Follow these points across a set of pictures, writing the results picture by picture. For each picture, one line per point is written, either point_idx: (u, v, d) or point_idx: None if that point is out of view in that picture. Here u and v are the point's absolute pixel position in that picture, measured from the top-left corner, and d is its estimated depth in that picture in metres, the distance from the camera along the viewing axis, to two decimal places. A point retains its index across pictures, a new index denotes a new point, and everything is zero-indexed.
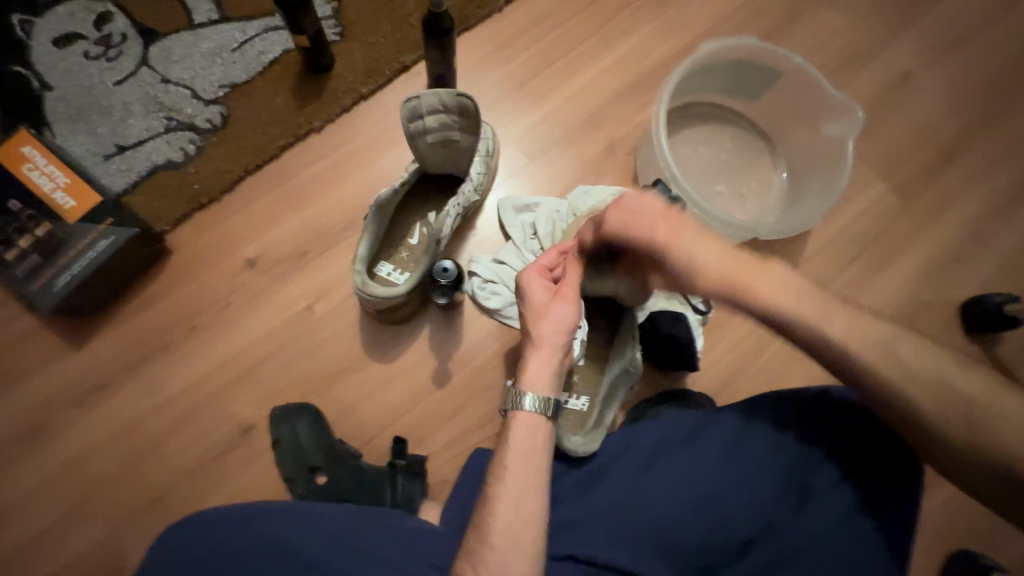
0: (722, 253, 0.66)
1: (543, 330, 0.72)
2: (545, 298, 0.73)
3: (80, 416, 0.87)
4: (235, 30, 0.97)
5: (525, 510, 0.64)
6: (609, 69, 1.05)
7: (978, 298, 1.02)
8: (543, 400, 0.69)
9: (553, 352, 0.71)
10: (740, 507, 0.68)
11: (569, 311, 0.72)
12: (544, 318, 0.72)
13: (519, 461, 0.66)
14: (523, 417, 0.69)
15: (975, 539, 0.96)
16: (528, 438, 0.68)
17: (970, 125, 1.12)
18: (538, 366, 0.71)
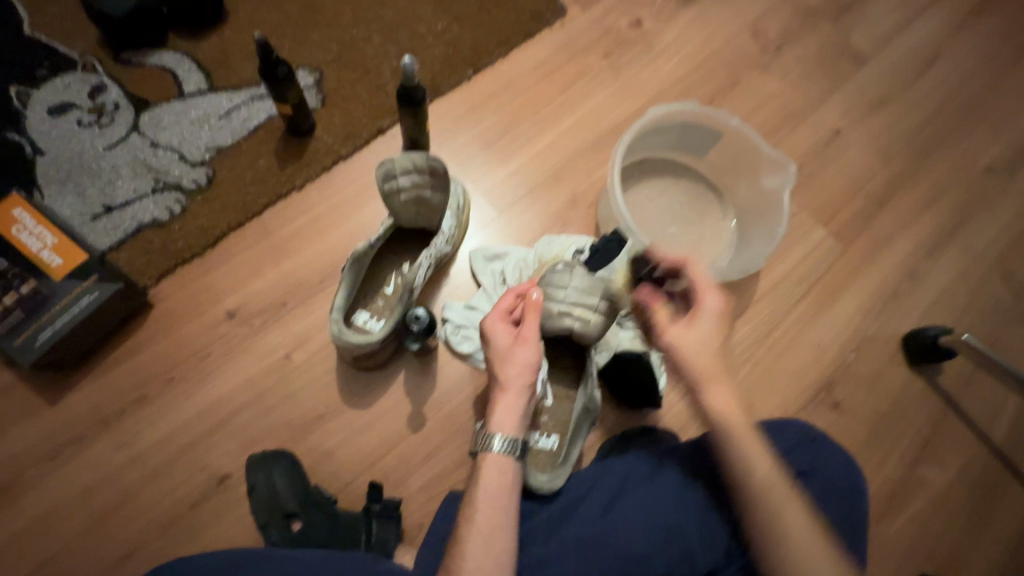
0: (717, 334, 0.74)
1: (507, 372, 0.76)
2: (508, 341, 0.78)
3: (51, 472, 0.87)
4: (222, 99, 1.05)
5: (496, 544, 0.66)
6: (571, 129, 1.16)
7: (917, 332, 1.10)
8: (510, 440, 0.73)
9: (518, 393, 0.75)
10: (699, 541, 0.74)
11: (529, 353, 0.77)
12: (507, 361, 0.76)
13: (488, 500, 0.69)
14: (492, 458, 0.72)
15: (934, 564, 1.00)
16: (498, 477, 0.71)
17: (896, 175, 1.24)
18: (504, 408, 0.75)
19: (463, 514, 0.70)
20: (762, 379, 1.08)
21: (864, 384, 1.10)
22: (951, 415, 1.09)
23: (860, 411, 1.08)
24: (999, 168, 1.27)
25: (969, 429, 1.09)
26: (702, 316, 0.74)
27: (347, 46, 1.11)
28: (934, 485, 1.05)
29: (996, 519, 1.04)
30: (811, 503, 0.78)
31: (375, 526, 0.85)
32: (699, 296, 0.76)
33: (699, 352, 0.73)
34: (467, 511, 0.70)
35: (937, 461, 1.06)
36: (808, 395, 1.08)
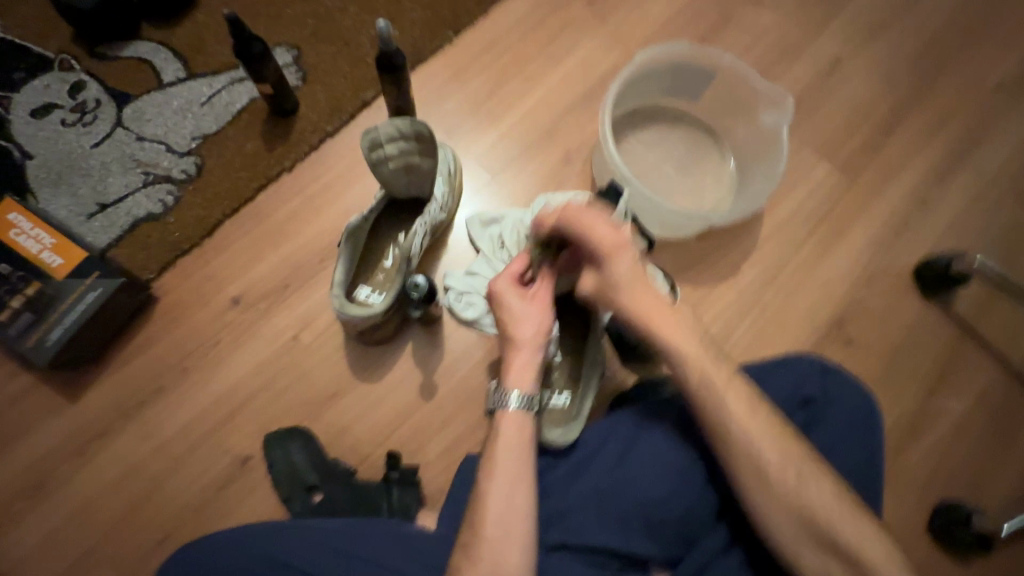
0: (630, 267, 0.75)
1: (523, 331, 0.77)
2: (521, 302, 0.79)
3: (80, 467, 0.90)
4: (202, 86, 1.03)
5: (518, 502, 0.67)
6: (559, 84, 1.12)
7: (930, 260, 1.07)
8: (529, 398, 0.74)
9: (535, 351, 0.77)
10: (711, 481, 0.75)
11: (544, 313, 0.79)
12: (521, 321, 0.77)
13: (507, 456, 0.70)
14: (510, 415, 0.73)
15: (959, 490, 1.00)
16: (520, 433, 0.72)
17: (901, 101, 1.19)
18: (521, 366, 0.76)
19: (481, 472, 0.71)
20: (772, 323, 1.07)
21: (877, 318, 1.08)
22: (970, 341, 1.08)
23: (875, 345, 1.07)
24: (1009, 85, 1.21)
25: (989, 355, 1.07)
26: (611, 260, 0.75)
27: (323, 19, 1.08)
28: (953, 413, 1.04)
29: (1019, 441, 1.03)
30: (838, 431, 0.79)
31: (395, 493, 0.86)
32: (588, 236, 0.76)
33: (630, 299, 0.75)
34: (485, 468, 0.70)
35: (956, 389, 1.05)
36: (820, 334, 1.07)
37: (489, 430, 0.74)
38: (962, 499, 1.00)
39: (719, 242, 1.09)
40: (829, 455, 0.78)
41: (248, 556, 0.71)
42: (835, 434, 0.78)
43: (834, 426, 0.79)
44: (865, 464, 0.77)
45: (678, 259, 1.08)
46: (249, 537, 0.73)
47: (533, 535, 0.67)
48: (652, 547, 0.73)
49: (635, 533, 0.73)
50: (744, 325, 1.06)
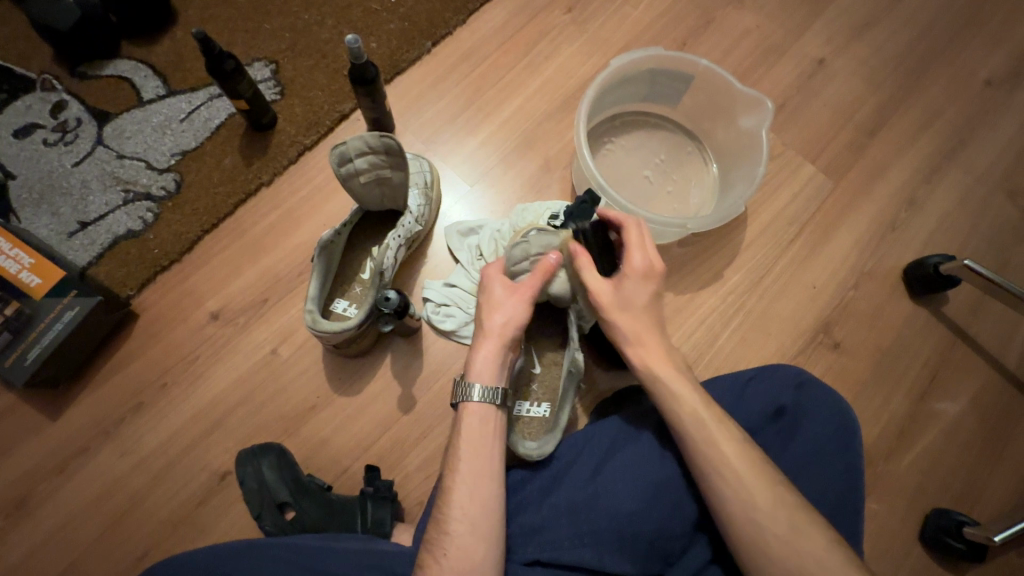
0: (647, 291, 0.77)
1: (493, 321, 0.75)
2: (504, 291, 0.77)
3: (61, 483, 0.90)
4: (181, 102, 1.04)
5: (484, 503, 0.67)
6: (538, 91, 1.12)
7: (918, 262, 1.05)
8: (492, 390, 0.72)
9: (503, 344, 0.74)
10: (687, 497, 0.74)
11: (521, 307, 0.76)
12: (496, 310, 0.75)
13: (473, 457, 0.69)
14: (472, 405, 0.71)
15: (950, 498, 0.98)
16: (480, 428, 0.70)
17: (887, 100, 1.17)
18: (486, 356, 0.73)
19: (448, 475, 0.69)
20: (757, 328, 1.05)
21: (864, 322, 1.06)
22: (961, 345, 1.05)
23: (863, 349, 1.05)
24: (1000, 81, 1.19)
25: (981, 358, 1.05)
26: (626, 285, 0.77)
27: (300, 33, 1.08)
28: (944, 418, 1.02)
29: (1013, 446, 1.00)
30: (817, 443, 0.77)
31: (371, 508, 0.85)
32: (628, 256, 0.78)
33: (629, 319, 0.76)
34: (452, 470, 0.69)
35: (947, 393, 1.03)
36: (806, 339, 1.05)
37: (454, 423, 0.72)
38: (955, 506, 0.98)
39: (701, 248, 1.08)
40: (809, 467, 0.76)
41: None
42: (815, 446, 0.77)
43: (813, 438, 0.77)
44: (845, 477, 0.76)
45: None
46: (220, 557, 0.73)
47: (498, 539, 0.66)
48: (625, 565, 0.72)
49: (609, 548, 0.72)
50: (727, 331, 1.05)
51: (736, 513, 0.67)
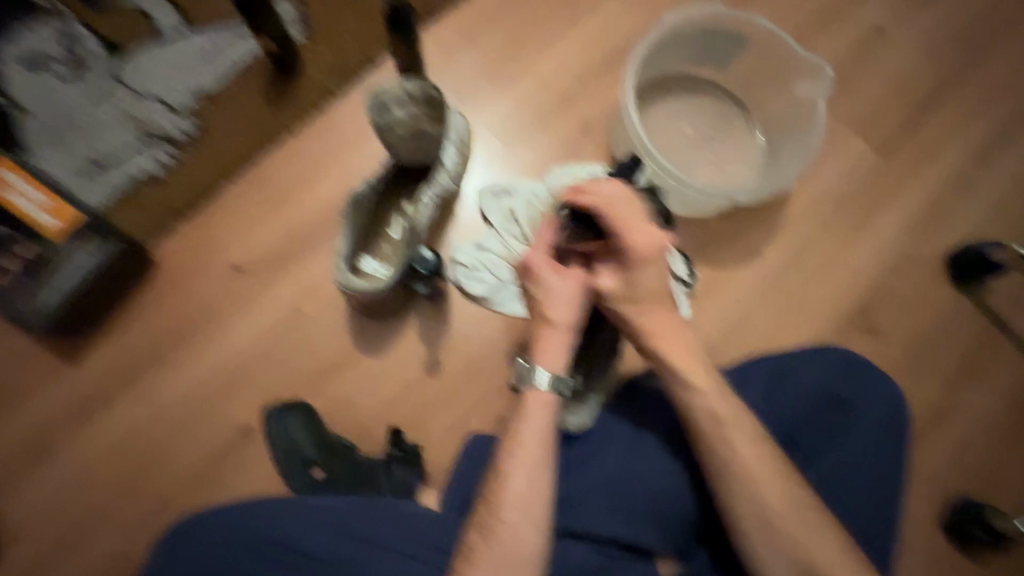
0: (656, 274, 0.72)
1: (558, 309, 0.72)
2: (556, 277, 0.72)
3: (81, 432, 0.89)
4: (203, 40, 0.98)
5: (537, 483, 0.65)
6: (580, 47, 1.05)
7: (965, 248, 1.02)
8: (558, 377, 0.71)
9: (569, 331, 0.72)
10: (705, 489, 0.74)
11: (582, 291, 0.73)
12: (558, 298, 0.71)
13: (533, 437, 0.68)
14: (539, 393, 0.70)
15: (975, 489, 0.97)
16: (547, 413, 0.69)
17: (946, 75, 1.11)
18: (555, 346, 0.71)
19: (504, 453, 0.68)
20: (793, 308, 1.02)
21: (904, 308, 1.03)
22: (1001, 336, 1.02)
23: (899, 336, 1.02)
24: None
25: (1020, 350, 1.02)
26: (641, 268, 0.71)
27: None
28: (976, 408, 1.00)
29: None
30: (860, 429, 0.76)
31: (397, 470, 0.85)
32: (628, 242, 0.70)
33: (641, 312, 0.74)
34: (510, 447, 0.68)
35: (981, 384, 1.01)
36: (843, 322, 1.02)
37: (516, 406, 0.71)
38: (979, 496, 0.97)
39: (741, 223, 1.04)
40: (851, 453, 0.75)
41: (245, 538, 0.71)
42: (858, 433, 0.75)
43: (856, 425, 0.76)
44: (885, 464, 0.75)
45: (696, 239, 1.03)
46: (243, 517, 0.72)
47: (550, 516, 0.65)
48: (658, 538, 0.72)
49: (641, 525, 0.71)
50: (763, 311, 1.01)
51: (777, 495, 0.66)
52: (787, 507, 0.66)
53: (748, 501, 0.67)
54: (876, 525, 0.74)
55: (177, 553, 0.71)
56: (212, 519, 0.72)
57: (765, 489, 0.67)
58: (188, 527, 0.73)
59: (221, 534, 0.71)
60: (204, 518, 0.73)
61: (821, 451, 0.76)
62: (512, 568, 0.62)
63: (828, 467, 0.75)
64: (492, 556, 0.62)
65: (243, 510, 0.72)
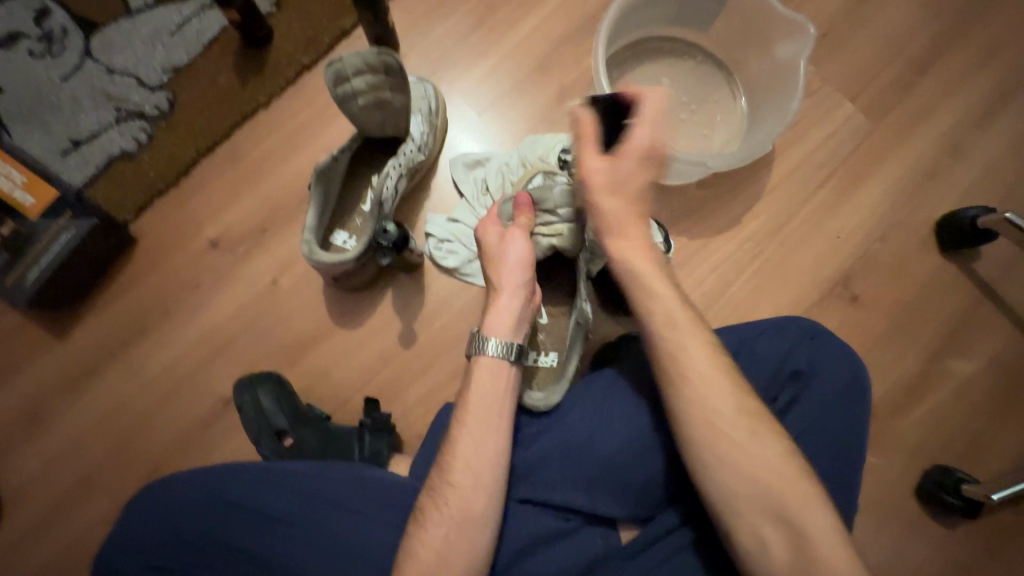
0: (642, 174, 0.71)
1: (502, 274, 0.74)
2: (498, 241, 0.76)
3: (71, 402, 0.92)
4: (172, 13, 0.97)
5: (487, 450, 0.67)
6: (558, 9, 1.02)
7: (954, 213, 0.99)
8: (505, 343, 0.71)
9: (514, 295, 0.74)
10: (672, 455, 0.73)
11: (525, 253, 0.74)
12: (501, 264, 0.74)
13: (481, 399, 0.69)
14: (484, 360, 0.71)
15: (952, 457, 0.97)
16: (492, 379, 0.71)
17: (945, 31, 1.06)
18: (500, 310, 0.73)
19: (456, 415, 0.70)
20: (773, 277, 1.00)
21: (888, 274, 1.01)
22: (988, 304, 1.00)
23: (881, 303, 1.01)
24: None
25: (1007, 319, 1.00)
26: (630, 159, 0.70)
27: None
28: (957, 377, 0.99)
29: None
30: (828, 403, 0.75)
31: (368, 438, 0.86)
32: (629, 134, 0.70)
33: (610, 201, 0.72)
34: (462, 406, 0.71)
35: (965, 350, 1.00)
36: (824, 291, 1.01)
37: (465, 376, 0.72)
38: (955, 463, 0.96)
39: (721, 191, 1.02)
40: (815, 425, 0.75)
41: (215, 501, 0.73)
42: (823, 405, 0.75)
43: (822, 398, 0.76)
44: (849, 436, 0.75)
45: (673, 208, 1.01)
46: (214, 481, 0.75)
47: (501, 484, 0.67)
48: (616, 508, 0.74)
49: (597, 490, 0.73)
50: (742, 279, 1.00)
51: (740, 468, 0.64)
52: (767, 476, 0.63)
53: (724, 471, 0.64)
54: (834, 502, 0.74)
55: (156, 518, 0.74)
56: (184, 486, 0.75)
57: (733, 458, 0.64)
58: (162, 490, 0.76)
59: (195, 500, 0.74)
60: (180, 481, 0.76)
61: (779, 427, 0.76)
62: (461, 528, 0.64)
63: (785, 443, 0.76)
64: (443, 510, 0.65)
65: (219, 473, 0.75)
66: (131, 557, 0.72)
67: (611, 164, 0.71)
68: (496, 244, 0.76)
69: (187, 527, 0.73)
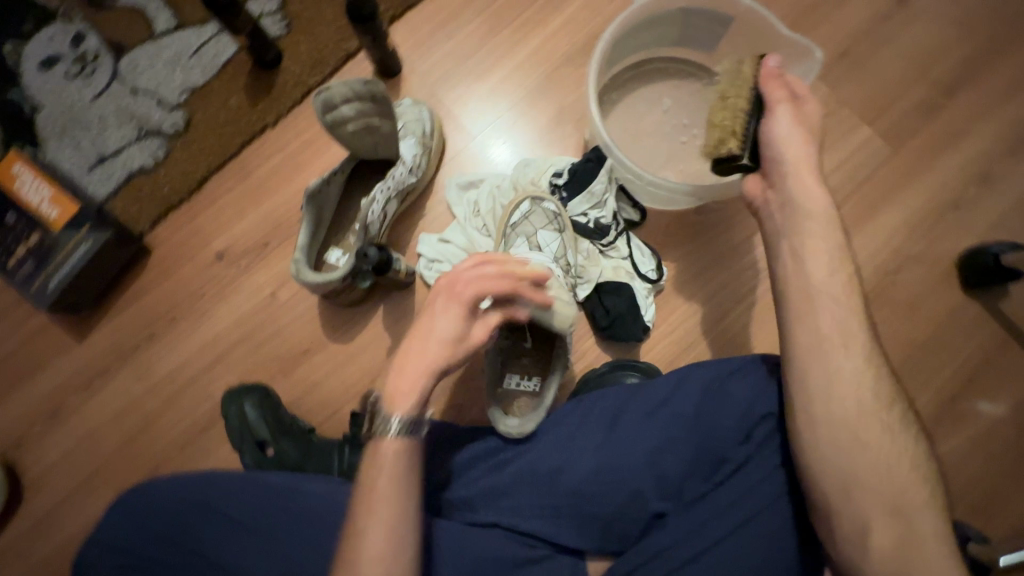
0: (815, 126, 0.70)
1: (424, 349, 0.65)
2: (437, 308, 0.67)
3: (86, 399, 0.99)
4: (191, 36, 1.03)
5: (401, 537, 0.62)
6: (561, 31, 1.02)
7: (977, 248, 0.92)
8: (406, 431, 0.64)
9: (428, 375, 0.65)
10: (638, 490, 0.70)
11: (456, 333, 0.66)
12: (429, 336, 0.66)
13: (391, 489, 0.63)
14: (382, 443, 0.64)
15: (965, 509, 0.90)
16: (395, 468, 0.64)
17: (975, 53, 0.99)
18: (409, 388, 0.65)
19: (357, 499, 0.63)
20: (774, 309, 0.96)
21: (902, 310, 0.95)
22: (1012, 347, 0.93)
23: (893, 341, 0.95)
24: None
25: None
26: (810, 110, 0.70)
27: None
28: (974, 424, 0.92)
29: None
30: None
31: (347, 451, 0.88)
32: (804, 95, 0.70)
33: (797, 141, 0.68)
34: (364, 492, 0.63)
35: (985, 396, 0.93)
36: None
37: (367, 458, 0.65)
38: (967, 517, 0.90)
39: (725, 215, 0.98)
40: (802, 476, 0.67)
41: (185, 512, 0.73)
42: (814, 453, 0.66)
43: None
44: None
45: (670, 233, 0.98)
46: (183, 494, 0.74)
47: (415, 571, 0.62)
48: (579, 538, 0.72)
49: (558, 520, 0.72)
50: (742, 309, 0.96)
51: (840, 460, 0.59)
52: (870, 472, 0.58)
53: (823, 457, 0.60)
54: (797, 567, 0.64)
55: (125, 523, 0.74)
56: (154, 493, 0.74)
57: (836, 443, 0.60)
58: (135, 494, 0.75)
59: (163, 509, 0.73)
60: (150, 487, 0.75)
61: (741, 473, 0.67)
62: None
63: (740, 491, 0.67)
64: None
65: (189, 478, 0.74)
66: (102, 554, 0.73)
67: (802, 116, 0.69)
68: (434, 312, 0.67)
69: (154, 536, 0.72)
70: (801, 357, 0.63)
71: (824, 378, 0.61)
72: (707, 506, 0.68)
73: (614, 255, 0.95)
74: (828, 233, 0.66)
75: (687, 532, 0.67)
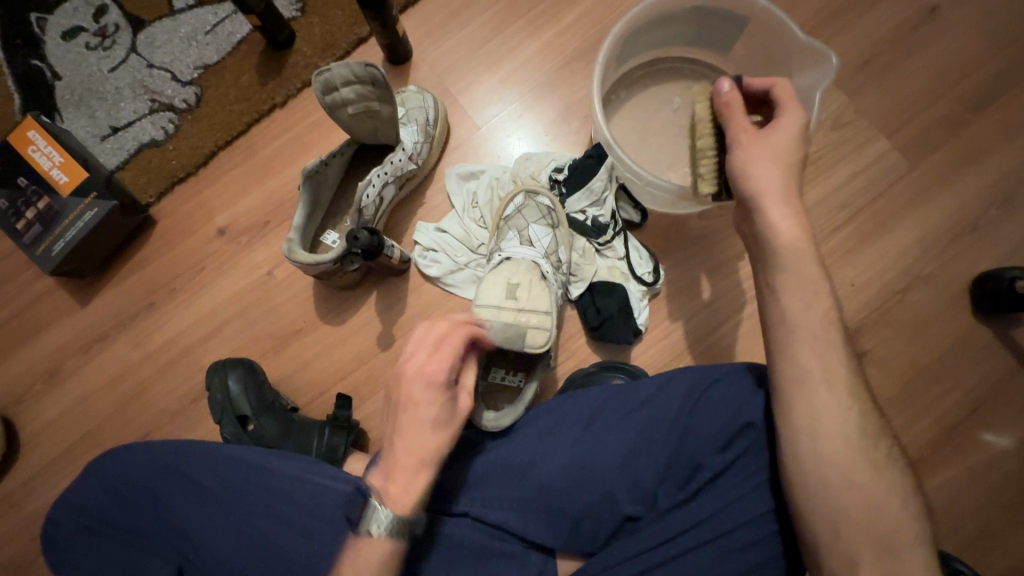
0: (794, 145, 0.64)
1: (418, 446, 0.62)
2: (426, 400, 0.63)
3: (84, 363, 1.02)
4: (208, 14, 1.04)
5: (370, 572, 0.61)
6: (574, 25, 1.01)
7: (992, 271, 0.88)
8: (405, 528, 0.63)
9: (426, 470, 0.63)
10: (615, 493, 0.68)
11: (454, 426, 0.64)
12: (424, 431, 0.63)
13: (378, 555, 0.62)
14: (375, 541, 0.62)
15: (959, 544, 0.86)
16: (387, 556, 0.62)
17: (1007, 69, 0.95)
18: (407, 486, 0.63)
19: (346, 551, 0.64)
20: None
21: (907, 331, 0.92)
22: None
23: (895, 363, 0.91)
24: None
25: None
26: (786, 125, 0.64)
27: None
28: (975, 455, 0.88)
29: None
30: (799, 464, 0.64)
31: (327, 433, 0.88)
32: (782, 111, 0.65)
33: (765, 161, 0.63)
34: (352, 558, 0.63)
35: (990, 427, 0.89)
36: None
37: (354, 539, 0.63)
38: (960, 552, 0.86)
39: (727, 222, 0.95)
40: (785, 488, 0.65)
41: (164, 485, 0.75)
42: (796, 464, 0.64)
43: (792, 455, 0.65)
44: None
45: (671, 236, 0.96)
46: (162, 471, 0.75)
47: None
48: (552, 535, 0.71)
49: (532, 516, 0.72)
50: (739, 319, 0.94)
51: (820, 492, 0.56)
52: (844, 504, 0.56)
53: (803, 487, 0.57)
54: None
55: (113, 475, 0.77)
56: (137, 464, 0.77)
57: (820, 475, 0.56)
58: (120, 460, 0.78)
59: (144, 481, 0.76)
60: (134, 458, 0.77)
61: (718, 483, 0.66)
62: None
63: (714, 500, 0.65)
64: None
65: (169, 453, 0.76)
66: (85, 521, 0.76)
67: (773, 136, 0.64)
68: (423, 403, 0.63)
69: (136, 506, 0.75)
70: (778, 381, 0.60)
71: (801, 402, 0.58)
72: (682, 514, 0.66)
73: (610, 255, 0.94)
74: (806, 264, 0.60)
75: (660, 538, 0.66)
